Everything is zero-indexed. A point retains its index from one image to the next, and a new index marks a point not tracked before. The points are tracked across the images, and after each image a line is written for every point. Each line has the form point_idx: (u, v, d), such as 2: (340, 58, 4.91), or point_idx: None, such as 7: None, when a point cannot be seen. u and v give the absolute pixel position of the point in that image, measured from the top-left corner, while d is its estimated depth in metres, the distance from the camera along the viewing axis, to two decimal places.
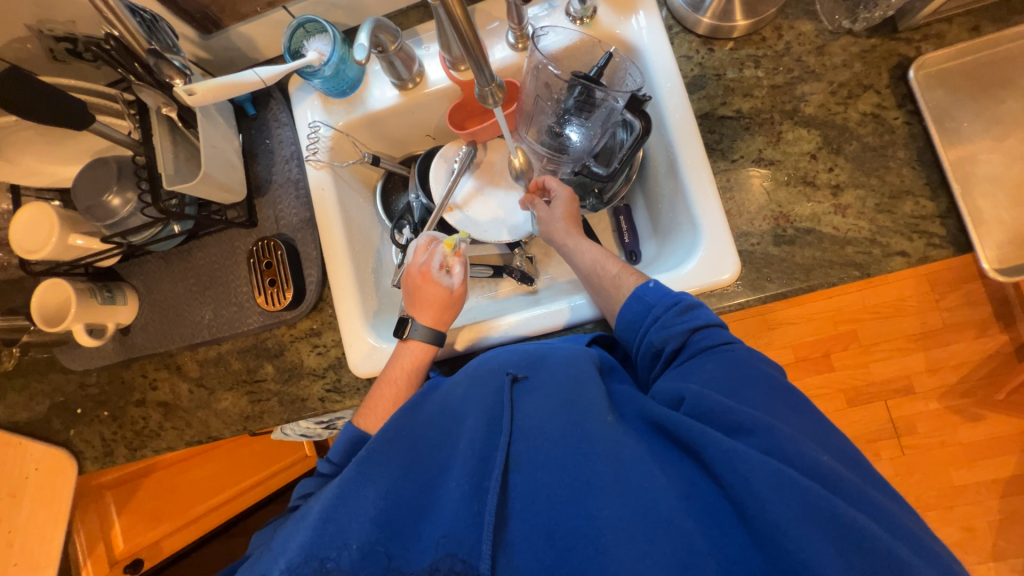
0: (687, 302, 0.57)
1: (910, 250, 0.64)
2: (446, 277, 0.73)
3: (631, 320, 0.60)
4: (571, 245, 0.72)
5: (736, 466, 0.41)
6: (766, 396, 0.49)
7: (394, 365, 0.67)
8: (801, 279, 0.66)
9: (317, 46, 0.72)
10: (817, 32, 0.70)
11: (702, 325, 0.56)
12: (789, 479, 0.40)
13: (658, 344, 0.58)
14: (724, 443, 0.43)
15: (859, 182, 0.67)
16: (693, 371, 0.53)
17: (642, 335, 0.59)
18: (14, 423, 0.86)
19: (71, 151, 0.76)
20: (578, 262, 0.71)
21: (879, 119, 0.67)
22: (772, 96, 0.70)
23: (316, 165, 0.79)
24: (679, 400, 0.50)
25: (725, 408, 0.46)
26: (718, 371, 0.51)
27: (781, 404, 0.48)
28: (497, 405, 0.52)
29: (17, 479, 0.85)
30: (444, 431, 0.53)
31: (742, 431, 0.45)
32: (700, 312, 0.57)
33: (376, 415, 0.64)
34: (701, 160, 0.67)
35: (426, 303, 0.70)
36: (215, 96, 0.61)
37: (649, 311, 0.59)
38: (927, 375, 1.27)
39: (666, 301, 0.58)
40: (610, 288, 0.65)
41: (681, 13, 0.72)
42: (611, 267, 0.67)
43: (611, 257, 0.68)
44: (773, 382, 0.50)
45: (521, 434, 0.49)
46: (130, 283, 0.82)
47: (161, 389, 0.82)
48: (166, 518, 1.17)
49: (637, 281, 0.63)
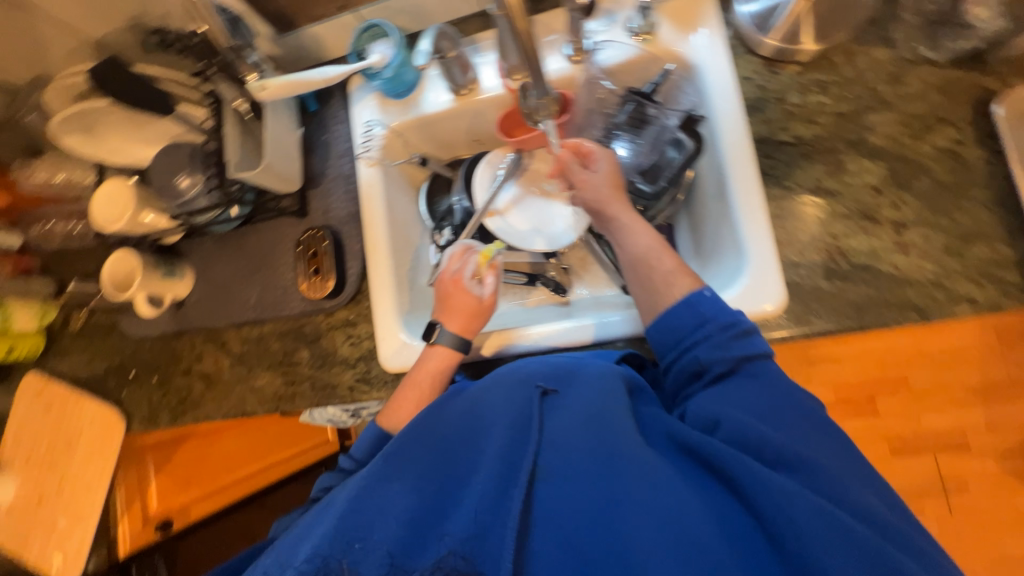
0: (744, 326, 0.54)
1: (980, 297, 0.60)
2: (477, 287, 0.73)
3: (675, 328, 0.57)
4: (626, 226, 0.65)
5: (775, 500, 0.41)
6: (801, 424, 0.49)
7: (419, 368, 0.68)
8: (852, 317, 0.62)
9: (380, 49, 0.75)
10: (893, 60, 0.67)
11: (758, 354, 0.54)
12: (832, 517, 0.40)
13: (703, 363, 0.54)
14: (761, 473, 0.43)
15: (927, 221, 0.62)
16: (732, 393, 0.52)
17: (685, 351, 0.57)
18: (75, 378, 0.93)
19: (151, 134, 0.82)
20: (629, 244, 0.65)
21: (955, 155, 0.63)
22: (837, 124, 0.67)
23: (367, 162, 0.82)
24: (714, 424, 0.50)
25: (764, 439, 0.47)
26: (758, 394, 0.51)
27: (824, 437, 0.49)
28: (524, 412, 0.51)
29: (74, 430, 0.92)
30: (465, 431, 0.52)
31: (784, 465, 0.45)
32: (756, 340, 0.54)
33: (399, 415, 0.65)
34: (753, 186, 0.65)
35: (457, 308, 0.71)
36: (283, 92, 0.65)
37: (700, 325, 0.56)
38: (985, 433, 1.17)
39: (722, 321, 0.55)
40: (662, 286, 0.61)
41: (746, 33, 0.70)
42: (667, 261, 0.62)
43: (667, 249, 0.63)
44: (813, 412, 0.51)
45: (548, 445, 0.49)
46: (188, 259, 0.88)
47: (205, 362, 0.87)
48: (195, 484, 1.24)
49: (692, 283, 0.60)
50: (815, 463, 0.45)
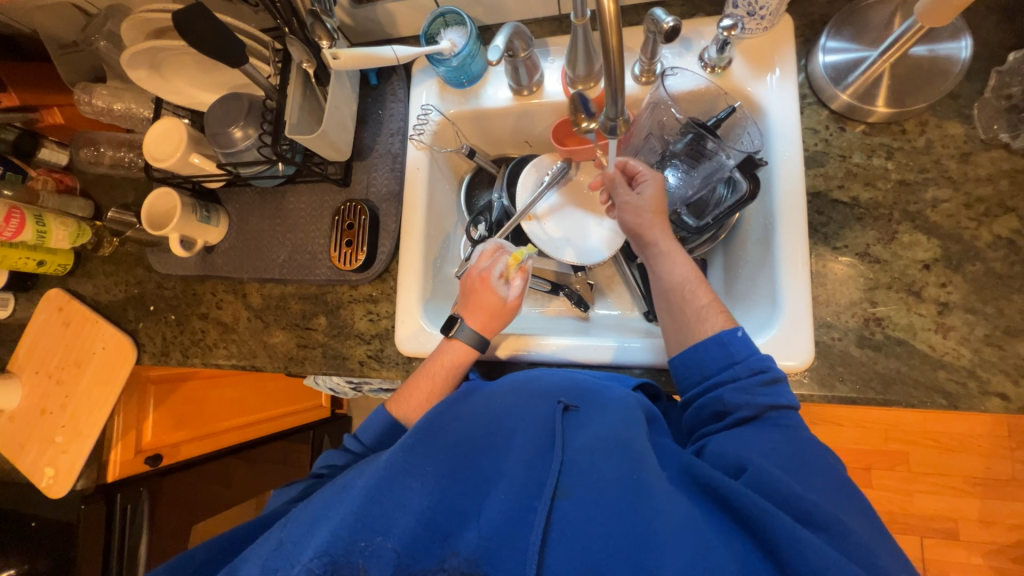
0: (773, 373, 0.54)
1: (1012, 394, 0.58)
2: (503, 288, 0.72)
3: (703, 363, 0.58)
4: (662, 256, 0.65)
5: (811, 562, 0.40)
6: (825, 484, 0.48)
7: (436, 359, 0.68)
8: (877, 389, 0.61)
9: (452, 37, 0.76)
10: (966, 138, 0.65)
11: (784, 404, 0.54)
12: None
13: (727, 405, 0.55)
14: (796, 531, 0.41)
15: (972, 307, 0.61)
16: (754, 439, 0.51)
17: (712, 389, 0.56)
18: (97, 302, 0.95)
19: (213, 81, 0.83)
20: (665, 273, 0.64)
21: (1014, 247, 0.61)
22: (896, 193, 0.66)
23: (417, 145, 0.83)
24: (740, 470, 0.49)
25: (794, 494, 0.45)
26: (781, 444, 0.51)
27: (846, 497, 0.48)
28: (546, 428, 0.53)
29: (88, 352, 0.94)
30: (487, 437, 0.54)
31: (815, 525, 0.44)
32: (784, 389, 0.55)
33: (409, 404, 0.66)
34: (801, 240, 0.64)
35: (481, 304, 0.71)
36: (354, 63, 0.65)
37: (729, 365, 0.56)
38: (978, 526, 1.14)
39: (754, 365, 0.55)
40: (693, 319, 0.61)
41: (820, 84, 0.69)
42: (701, 295, 0.62)
43: (702, 283, 0.62)
44: (835, 472, 0.50)
45: (570, 462, 0.49)
46: (225, 207, 0.89)
47: (223, 310, 0.89)
48: (188, 425, 1.22)
49: (724, 321, 0.59)
50: (841, 525, 0.44)
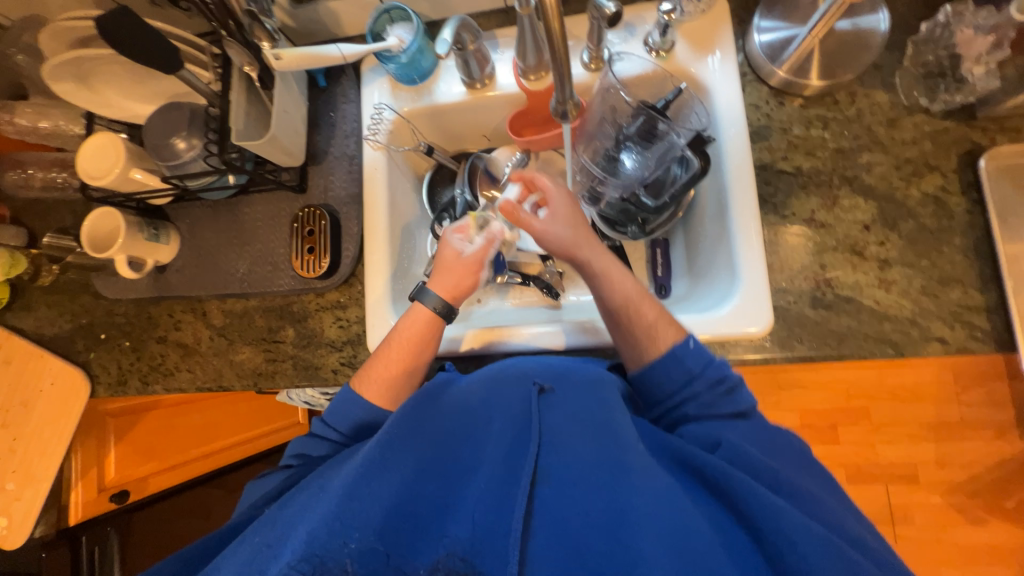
0: (731, 380, 0.57)
1: (950, 338, 0.63)
2: (466, 245, 0.71)
3: (664, 381, 0.58)
4: (600, 277, 0.63)
5: (779, 523, 0.43)
6: (790, 462, 0.53)
7: (399, 341, 0.66)
8: (832, 345, 0.65)
9: (399, 32, 0.74)
10: (892, 105, 0.70)
11: (746, 407, 0.57)
12: (837, 547, 0.41)
13: (694, 417, 0.57)
14: (766, 495, 0.44)
15: (909, 261, 0.66)
16: (726, 425, 0.55)
17: (676, 404, 0.58)
18: (39, 336, 0.89)
19: (150, 91, 0.79)
20: (606, 295, 0.63)
21: (941, 202, 0.66)
22: (834, 160, 0.70)
23: (373, 145, 0.81)
24: (715, 445, 0.53)
25: (763, 466, 0.49)
26: (750, 433, 0.55)
27: (810, 476, 0.53)
28: (523, 412, 0.53)
29: (34, 390, 0.88)
30: (465, 429, 0.53)
31: (781, 490, 0.48)
32: (743, 393, 0.57)
33: (377, 383, 0.65)
34: (752, 210, 0.67)
35: (443, 279, 0.69)
36: (299, 64, 0.63)
37: (689, 381, 0.57)
38: (935, 468, 1.22)
39: (711, 378, 0.57)
40: (643, 339, 0.60)
41: (757, 61, 0.72)
42: (648, 311, 0.61)
43: (647, 299, 0.62)
44: (799, 455, 0.55)
45: (550, 447, 0.50)
46: (175, 224, 0.85)
47: (182, 331, 0.85)
48: (156, 456, 1.19)
49: (675, 332, 0.60)
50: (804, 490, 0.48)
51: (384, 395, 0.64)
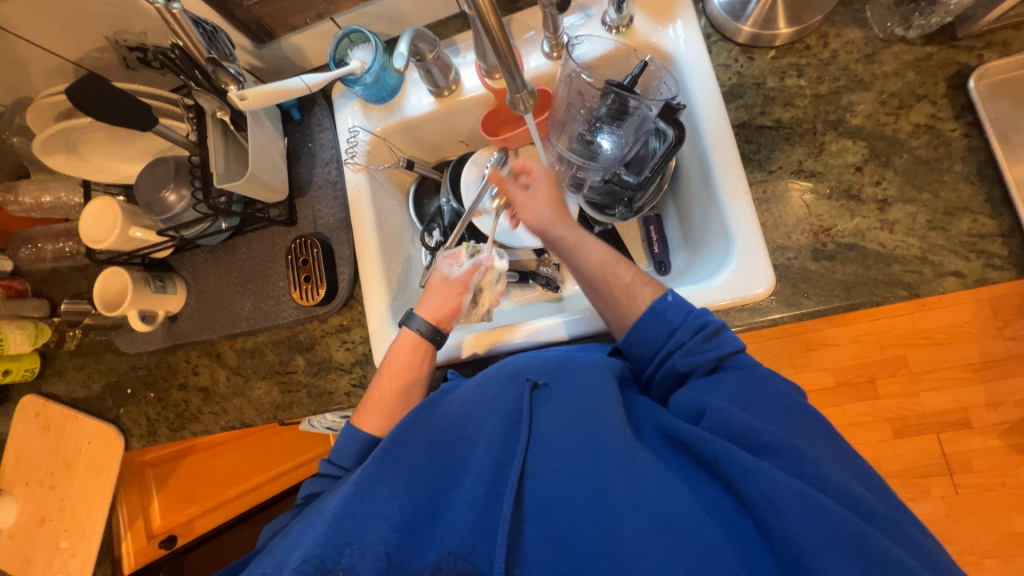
0: (713, 326, 0.54)
1: (966, 271, 0.60)
2: (452, 267, 0.72)
3: (649, 340, 0.58)
4: (575, 247, 0.66)
5: (761, 486, 0.41)
6: (794, 417, 0.48)
7: (389, 372, 0.67)
8: (841, 296, 0.62)
9: (360, 55, 0.75)
10: (867, 40, 0.67)
11: (731, 352, 0.53)
12: (816, 502, 0.39)
13: (682, 369, 0.55)
14: (746, 461, 0.42)
15: (909, 198, 0.63)
16: (713, 386, 0.52)
17: (663, 359, 0.57)
18: (72, 399, 0.93)
19: (137, 151, 0.83)
20: (583, 263, 0.64)
21: (934, 130, 0.63)
22: (815, 106, 0.67)
23: (353, 168, 0.82)
24: (700, 414, 0.50)
25: (747, 427, 0.46)
26: (737, 386, 0.51)
27: (816, 429, 0.48)
28: (514, 410, 0.53)
29: (73, 451, 0.92)
30: (457, 433, 0.53)
31: (767, 451, 0.44)
32: (727, 336, 0.54)
33: (375, 413, 0.65)
34: (736, 170, 0.65)
35: (428, 300, 0.70)
36: (265, 100, 0.65)
37: (671, 334, 0.56)
38: (986, 410, 1.15)
39: (692, 326, 0.55)
40: (623, 300, 0.61)
41: (721, 21, 0.71)
42: (624, 274, 0.62)
43: (621, 261, 0.63)
44: (796, 403, 0.50)
45: (537, 440, 0.50)
46: (180, 274, 0.88)
47: (201, 375, 0.87)
48: (198, 499, 1.25)
49: (653, 292, 0.60)
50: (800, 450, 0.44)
51: (384, 423, 0.65)
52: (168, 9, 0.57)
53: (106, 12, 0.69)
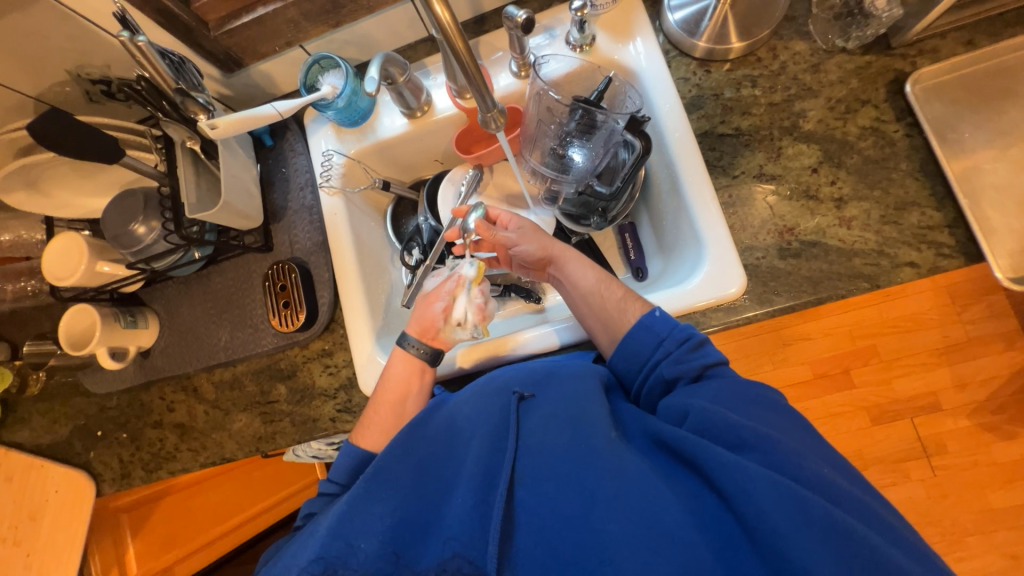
0: (697, 338, 0.57)
1: (920, 260, 0.64)
2: (433, 281, 0.76)
3: (637, 352, 0.60)
4: (572, 264, 0.69)
5: (737, 477, 0.42)
6: (768, 411, 0.50)
7: (382, 393, 0.67)
8: (809, 291, 0.65)
9: (332, 80, 0.77)
10: (812, 51, 0.72)
11: (714, 362, 0.56)
12: (789, 491, 0.40)
13: (670, 377, 0.56)
14: (724, 456, 0.43)
15: (863, 195, 0.67)
16: (698, 390, 0.53)
17: (651, 370, 0.59)
18: (36, 446, 0.88)
19: (102, 184, 0.81)
20: (579, 280, 0.67)
21: (879, 132, 0.68)
22: (771, 113, 0.72)
23: (329, 192, 0.83)
24: (684, 415, 0.51)
25: (727, 424, 0.47)
26: (722, 390, 0.52)
27: (791, 422, 0.50)
28: (502, 422, 0.53)
29: (39, 502, 0.87)
30: (447, 448, 0.53)
31: (746, 447, 0.45)
32: (710, 348, 0.57)
33: (372, 432, 0.65)
34: (702, 177, 0.68)
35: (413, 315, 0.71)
36: (236, 128, 0.64)
37: (659, 343, 0.58)
38: (954, 391, 1.20)
39: (678, 336, 0.57)
40: (615, 314, 0.63)
41: (677, 38, 0.74)
42: (616, 289, 0.65)
43: (613, 281, 0.66)
44: (774, 401, 0.52)
45: (525, 449, 0.50)
46: (151, 307, 0.85)
47: (178, 411, 0.84)
48: (176, 544, 1.17)
49: (642, 307, 0.63)
50: (780, 442, 0.45)
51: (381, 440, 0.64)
52: (133, 42, 0.56)
53: (67, 46, 0.68)
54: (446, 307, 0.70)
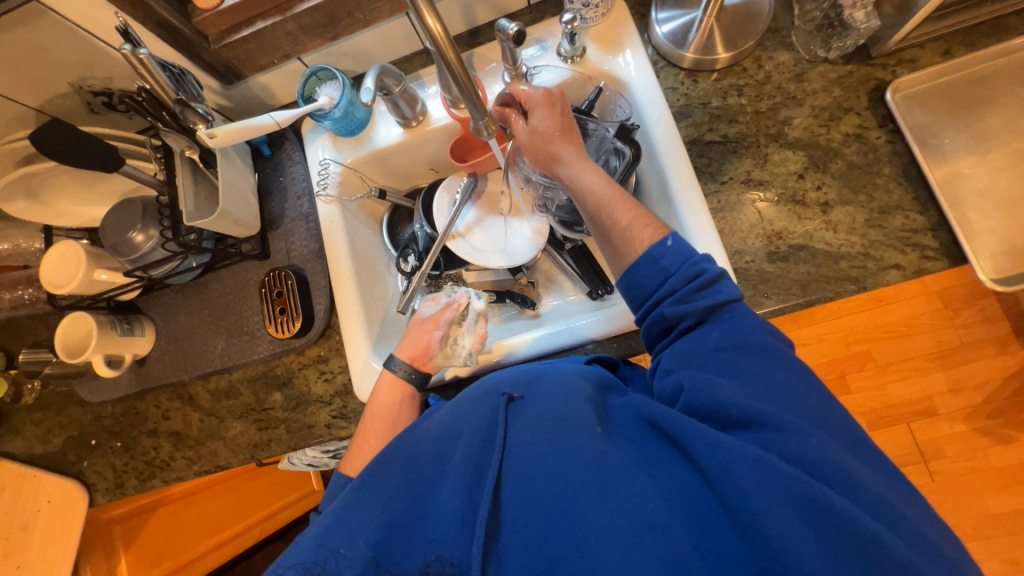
0: (708, 274, 0.54)
1: (905, 263, 0.65)
2: (428, 307, 0.75)
3: (643, 284, 0.57)
4: (575, 184, 0.65)
5: (719, 459, 0.43)
6: (789, 380, 0.49)
7: (372, 413, 0.67)
8: (798, 294, 0.66)
9: (329, 91, 0.79)
10: (795, 61, 0.74)
11: (725, 299, 0.54)
12: (769, 468, 0.41)
13: (671, 318, 0.55)
14: (709, 435, 0.44)
15: (848, 200, 0.68)
16: (699, 338, 0.53)
17: (653, 307, 0.57)
18: (30, 456, 0.88)
19: (102, 193, 0.82)
20: (583, 199, 0.65)
21: (862, 138, 0.70)
22: (757, 121, 0.73)
23: (326, 200, 0.83)
24: (677, 391, 0.51)
25: (721, 403, 0.47)
26: (723, 339, 0.52)
27: (807, 391, 0.49)
28: (490, 424, 0.53)
29: (30, 513, 0.86)
30: (434, 449, 0.52)
31: (738, 427, 0.46)
32: (722, 285, 0.55)
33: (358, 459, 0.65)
34: (691, 183, 0.70)
35: (404, 340, 0.72)
36: (233, 138, 0.66)
37: (664, 280, 0.56)
38: (950, 396, 1.21)
39: (686, 273, 0.55)
40: (622, 244, 0.61)
41: (665, 49, 0.77)
42: (621, 217, 0.61)
43: (621, 201, 0.62)
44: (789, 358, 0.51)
45: (512, 449, 0.50)
46: (148, 315, 0.86)
47: (172, 419, 0.84)
48: (168, 556, 1.14)
49: (652, 235, 0.59)
50: (772, 419, 0.45)
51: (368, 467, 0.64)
52: (136, 55, 0.59)
53: (72, 59, 0.70)
54: (442, 335, 0.72)
